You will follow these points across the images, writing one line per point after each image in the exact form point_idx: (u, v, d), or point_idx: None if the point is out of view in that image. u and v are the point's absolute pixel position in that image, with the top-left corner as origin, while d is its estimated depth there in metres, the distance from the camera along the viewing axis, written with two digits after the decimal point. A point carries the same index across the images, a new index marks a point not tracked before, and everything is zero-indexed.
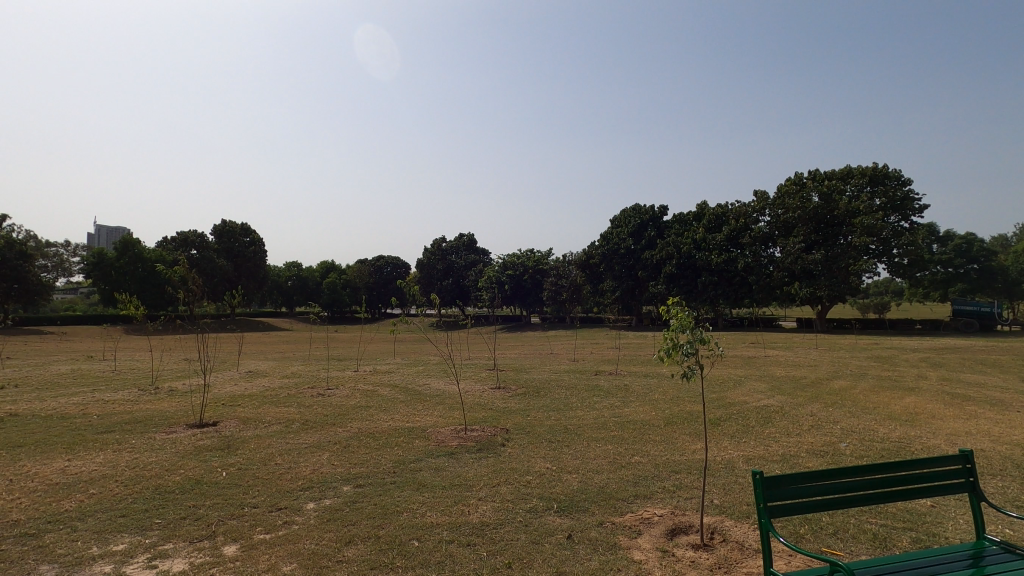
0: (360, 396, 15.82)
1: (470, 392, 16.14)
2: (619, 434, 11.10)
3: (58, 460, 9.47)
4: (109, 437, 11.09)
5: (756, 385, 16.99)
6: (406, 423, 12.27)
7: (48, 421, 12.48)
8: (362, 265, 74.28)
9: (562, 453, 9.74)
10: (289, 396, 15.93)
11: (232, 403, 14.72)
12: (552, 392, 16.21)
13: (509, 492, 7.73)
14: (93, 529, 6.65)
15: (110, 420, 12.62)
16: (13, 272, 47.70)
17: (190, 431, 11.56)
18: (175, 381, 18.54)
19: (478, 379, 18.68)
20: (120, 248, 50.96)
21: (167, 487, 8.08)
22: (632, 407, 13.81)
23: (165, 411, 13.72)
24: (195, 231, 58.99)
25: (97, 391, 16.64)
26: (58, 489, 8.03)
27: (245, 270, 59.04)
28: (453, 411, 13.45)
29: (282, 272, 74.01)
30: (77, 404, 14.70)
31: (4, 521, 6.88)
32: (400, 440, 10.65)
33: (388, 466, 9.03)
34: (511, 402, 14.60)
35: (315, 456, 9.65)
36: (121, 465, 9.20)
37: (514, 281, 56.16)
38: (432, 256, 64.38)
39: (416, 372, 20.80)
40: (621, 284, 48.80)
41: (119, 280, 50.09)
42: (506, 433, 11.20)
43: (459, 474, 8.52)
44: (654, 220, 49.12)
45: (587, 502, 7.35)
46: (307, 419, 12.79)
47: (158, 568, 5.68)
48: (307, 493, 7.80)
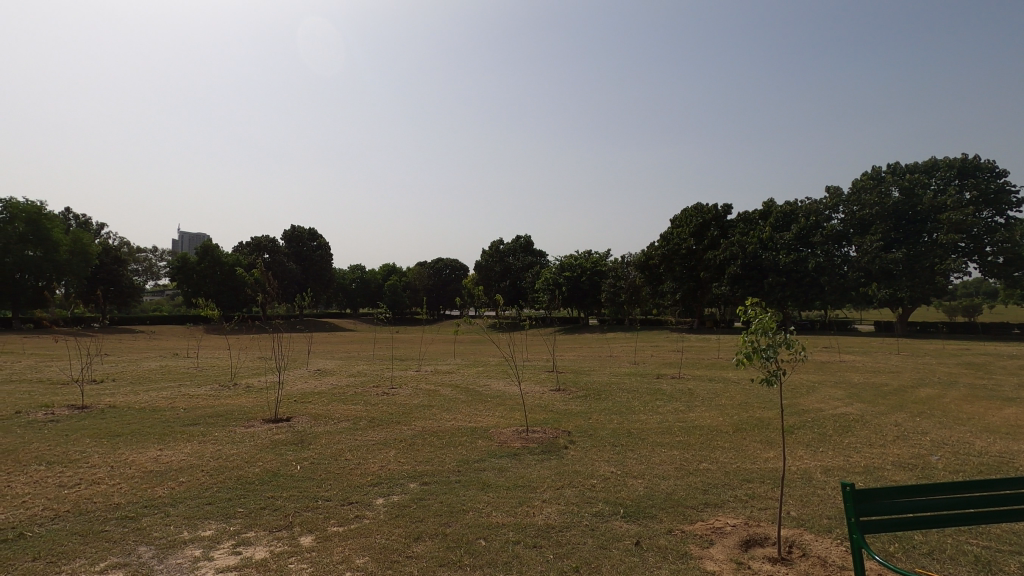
0: (423, 395, 16.15)
1: (530, 394, 16.13)
2: (684, 439, 10.78)
3: (152, 450, 10.23)
4: (194, 429, 11.88)
5: (832, 392, 16.05)
6: (469, 423, 12.42)
7: (141, 413, 13.53)
8: (422, 267, 75.73)
9: (626, 457, 9.57)
10: (356, 394, 16.46)
11: (305, 400, 15.38)
12: (614, 395, 15.95)
13: (574, 495, 7.66)
14: (184, 514, 7.12)
15: (194, 414, 13.54)
16: (108, 275, 52.10)
17: (266, 425, 12.19)
18: (252, 379, 19.60)
19: (537, 381, 18.65)
20: (201, 253, 54.36)
21: (248, 478, 8.54)
22: (698, 412, 13.38)
23: (243, 406, 14.55)
24: (268, 236, 62.53)
25: (183, 386, 17.86)
26: (152, 476, 8.67)
27: (313, 272, 61.69)
28: (514, 413, 13.49)
29: (347, 275, 76.70)
30: (165, 397, 15.84)
31: (107, 504, 7.49)
32: (463, 440, 10.79)
33: (452, 465, 9.16)
34: (572, 405, 14.46)
35: (382, 453, 9.93)
36: (206, 456, 9.80)
37: (571, 283, 55.50)
38: (489, 258, 65.22)
39: (477, 373, 21.01)
40: (682, 285, 47.31)
41: (200, 283, 53.59)
42: (569, 435, 11.13)
43: (523, 475, 8.53)
44: (716, 219, 47.41)
45: (655, 508, 7.18)
46: (373, 416, 13.17)
47: (242, 555, 5.99)
48: (376, 489, 8.02)
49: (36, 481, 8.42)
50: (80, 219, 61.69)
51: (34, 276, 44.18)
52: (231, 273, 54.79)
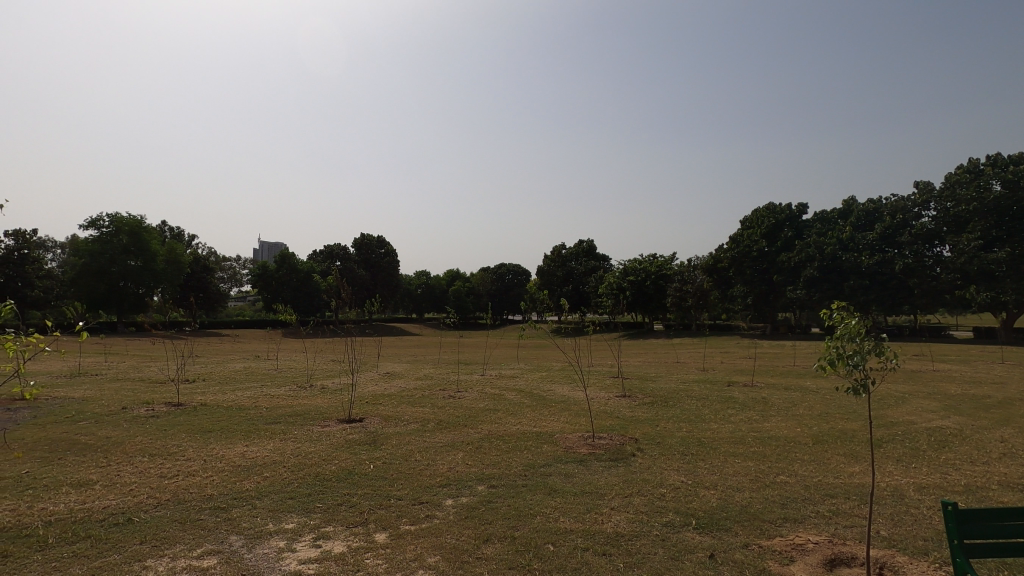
0: (488, 399, 16.34)
1: (595, 399, 16.01)
2: (759, 450, 10.31)
3: (239, 445, 10.95)
4: (276, 427, 12.62)
5: (925, 404, 14.83)
6: (534, 427, 12.47)
7: (229, 411, 14.55)
8: (486, 273, 76.72)
9: (697, 467, 9.27)
10: (424, 397, 16.92)
11: (375, 402, 15.97)
12: (682, 402, 15.49)
13: (643, 504, 7.50)
14: (268, 507, 7.58)
15: (275, 413, 14.37)
16: (198, 282, 56.37)
17: (340, 425, 12.76)
18: (326, 380, 20.58)
19: (602, 387, 18.39)
20: (279, 261, 57.57)
21: (325, 475, 8.98)
22: (774, 422, 12.76)
23: (319, 406, 15.31)
24: (339, 244, 65.48)
25: (264, 386, 19.03)
26: (240, 470, 9.30)
27: (381, 278, 63.87)
28: (580, 418, 13.42)
29: (413, 281, 78.89)
30: (250, 397, 16.94)
31: (202, 494, 8.11)
32: (529, 444, 10.84)
33: (519, 469, 9.23)
34: (638, 411, 14.21)
35: (450, 455, 10.16)
36: (286, 453, 10.37)
37: (635, 287, 53.88)
38: (552, 264, 65.16)
39: (541, 378, 21.05)
40: (753, 289, 45.40)
41: (278, 289, 56.76)
42: (636, 442, 10.93)
43: (590, 482, 8.45)
44: (791, 219, 45.18)
45: (729, 520, 6.91)
46: (441, 419, 13.47)
47: (321, 548, 6.30)
48: (445, 490, 8.21)
49: (142, 471, 9.24)
50: (174, 231, 67.10)
51: (135, 284, 48.33)
52: (306, 279, 57.62)
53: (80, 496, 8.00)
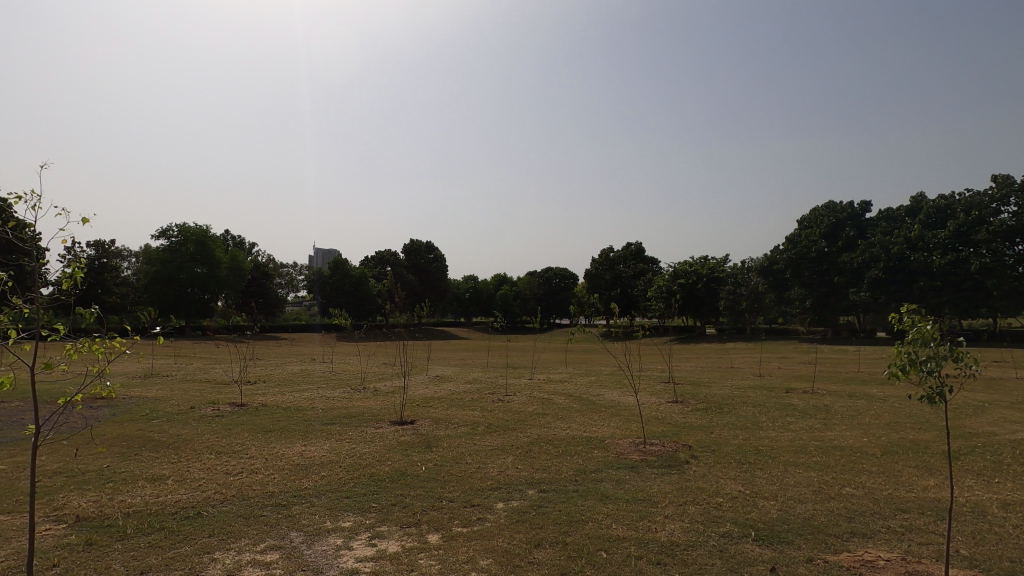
0: (537, 403, 16.32)
1: (646, 405, 15.69)
2: (822, 460, 9.84)
3: (298, 445, 11.38)
4: (332, 428, 13.05)
5: (1008, 414, 13.73)
6: (584, 432, 12.35)
7: (288, 411, 15.15)
8: (533, 277, 76.63)
9: (755, 476, 8.94)
10: (473, 400, 17.07)
11: (426, 404, 16.23)
12: (737, 409, 14.96)
13: (698, 513, 7.30)
14: (326, 505, 7.83)
15: (332, 414, 14.85)
16: (258, 288, 59.02)
17: (393, 427, 13.03)
18: (379, 383, 21.12)
19: (653, 392, 18.02)
20: (333, 267, 59.46)
21: (380, 475, 9.20)
22: (838, 431, 12.14)
23: (372, 408, 15.70)
24: (390, 250, 67.17)
25: (321, 388, 19.71)
26: (299, 469, 9.65)
27: (430, 283, 64.90)
28: (630, 423, 13.20)
29: (461, 285, 79.69)
30: (307, 398, 17.59)
31: (264, 491, 8.46)
32: (579, 449, 10.75)
33: (569, 474, 9.16)
34: (691, 418, 13.85)
35: (500, 459, 10.20)
36: (341, 453, 10.66)
37: (686, 290, 52.50)
38: (599, 267, 64.49)
39: (590, 382, 20.83)
40: (812, 292, 43.51)
41: (332, 294, 58.61)
42: (690, 449, 10.64)
43: (642, 489, 8.30)
44: (853, 218, 43.06)
45: (791, 533, 6.63)
46: (490, 422, 13.54)
47: (377, 547, 6.44)
48: (496, 494, 8.24)
49: (209, 468, 9.73)
50: (236, 240, 70.59)
51: (201, 290, 51.09)
52: (357, 284, 59.23)
53: (154, 490, 8.51)
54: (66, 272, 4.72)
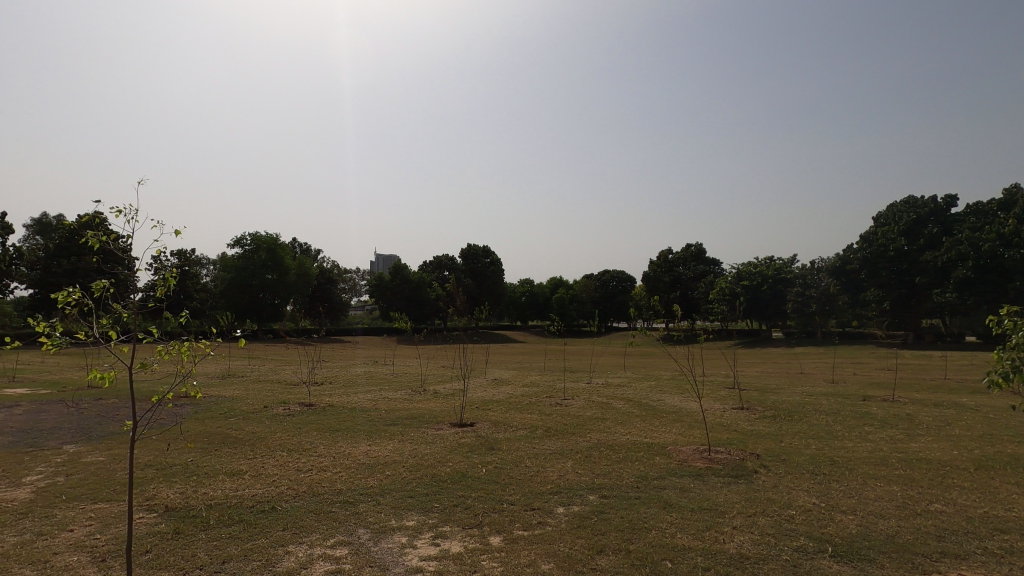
0: (595, 407, 16.14)
1: (710, 411, 15.18)
2: (906, 473, 9.18)
3: (364, 445, 11.76)
4: (395, 428, 13.42)
5: None
6: (645, 438, 12.10)
7: (353, 412, 15.67)
8: (589, 279, 75.77)
9: (829, 488, 8.46)
10: (531, 403, 17.08)
11: (484, 407, 16.38)
12: (809, 417, 14.20)
13: (768, 525, 6.98)
14: (391, 504, 8.04)
15: (395, 415, 15.26)
16: (324, 293, 61.57)
17: (452, 429, 13.21)
18: (439, 385, 21.50)
19: (717, 398, 17.38)
20: (393, 272, 61.07)
21: (441, 476, 9.37)
22: (923, 442, 11.30)
23: (432, 409, 16.02)
24: (448, 255, 68.46)
25: (384, 390, 20.28)
26: (365, 468, 9.97)
27: (486, 287, 65.45)
28: (694, 430, 12.80)
29: (517, 289, 79.82)
30: (370, 399, 18.16)
31: (333, 488, 8.80)
32: (640, 455, 10.52)
33: (631, 480, 8.99)
34: (759, 425, 13.26)
35: (560, 463, 10.15)
36: (404, 454, 10.94)
37: (751, 292, 50.44)
38: (658, 269, 63.05)
39: (649, 387, 20.38)
40: (891, 293, 40.76)
41: (392, 298, 60.26)
42: (758, 458, 10.21)
43: (708, 498, 8.02)
44: (936, 214, 39.99)
45: (872, 550, 6.23)
46: (548, 426, 13.49)
47: (440, 546, 6.56)
48: (556, 498, 8.20)
49: (281, 464, 10.24)
50: (304, 247, 74.01)
51: (272, 295, 53.83)
52: (416, 289, 60.60)
53: (232, 484, 9.03)
54: (160, 277, 5.13)
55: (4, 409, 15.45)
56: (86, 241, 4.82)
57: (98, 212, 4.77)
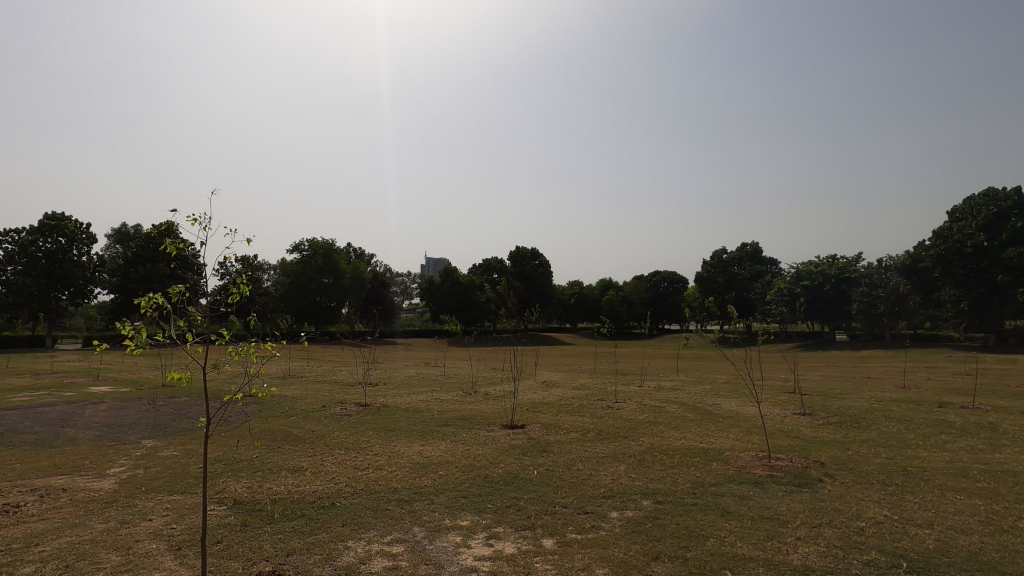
0: (648, 411, 15.83)
1: (770, 416, 14.61)
2: (990, 487, 8.53)
3: (417, 444, 12.01)
4: (448, 429, 13.63)
5: None
6: (700, 443, 11.80)
7: (407, 413, 16.02)
8: (639, 280, 74.50)
9: (903, 500, 7.97)
10: (582, 406, 16.96)
11: (535, 409, 16.39)
12: (878, 424, 13.43)
13: (836, 537, 6.65)
14: (445, 504, 8.16)
15: (447, 416, 15.52)
16: (378, 296, 63.47)
17: (504, 431, 13.28)
18: (489, 387, 21.68)
19: (777, 403, 16.73)
20: (444, 275, 62.06)
21: (494, 477, 9.43)
22: (1009, 453, 10.46)
23: (483, 411, 16.15)
24: (497, 258, 69.07)
25: (436, 391, 20.66)
26: (419, 467, 10.18)
27: (535, 289, 65.48)
28: (752, 436, 12.36)
29: (566, 290, 79.42)
30: (423, 400, 18.52)
31: (389, 486, 9.04)
32: (696, 460, 10.26)
33: (686, 486, 8.78)
34: (823, 432, 12.66)
35: (612, 467, 10.01)
36: (457, 454, 11.11)
37: (811, 293, 48.28)
38: (711, 270, 61.35)
39: (704, 391, 19.82)
40: (968, 292, 38.06)
41: (443, 301, 61.19)
42: (823, 466, 9.75)
43: (769, 507, 7.72)
44: (1020, 207, 37.09)
45: (953, 569, 5.81)
46: (600, 429, 13.36)
47: (493, 547, 6.60)
48: (610, 502, 8.10)
49: (340, 461, 10.61)
50: (358, 252, 76.42)
51: (328, 299, 55.87)
52: (466, 292, 61.35)
53: (295, 480, 9.42)
54: (229, 281, 5.44)
55: (90, 405, 16.69)
56: (165, 248, 5.20)
57: (173, 221, 5.11)
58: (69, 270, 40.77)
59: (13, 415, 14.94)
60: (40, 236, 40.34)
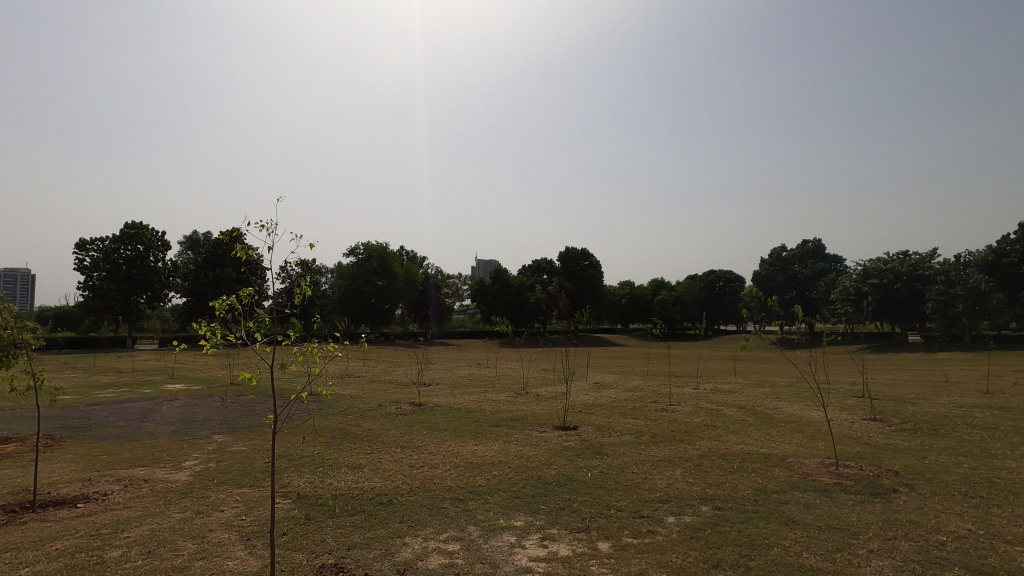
0: (705, 414, 15.41)
1: (836, 422, 13.90)
2: None
3: (470, 444, 12.15)
4: (500, 430, 13.71)
5: None
6: (760, 447, 11.38)
7: (460, 412, 16.24)
8: (693, 280, 72.65)
9: (989, 514, 7.39)
10: (636, 408, 16.71)
11: (588, 410, 16.26)
12: (959, 431, 12.51)
13: (913, 551, 6.25)
14: (499, 504, 8.23)
15: (499, 416, 15.61)
16: (429, 298, 64.55)
17: (556, 432, 13.24)
18: (541, 388, 21.67)
19: (844, 407, 15.90)
20: (494, 276, 62.51)
21: (547, 478, 9.42)
22: None
23: (536, 412, 16.15)
24: (547, 259, 69.01)
25: (488, 392, 20.85)
26: (473, 467, 10.28)
27: (585, 290, 64.98)
28: (817, 441, 11.81)
29: (617, 290, 78.37)
30: (475, 400, 18.74)
31: (444, 485, 9.19)
32: (757, 466, 9.90)
33: (747, 492, 8.48)
34: (896, 439, 11.93)
35: (668, 470, 9.79)
36: (510, 454, 11.19)
37: (880, 292, 45.57)
38: (770, 268, 59.00)
39: (764, 394, 19.10)
40: None
41: (493, 303, 61.60)
42: (897, 475, 9.19)
43: (838, 516, 7.35)
44: None
45: None
46: (655, 432, 13.10)
47: (548, 548, 6.59)
48: (666, 507, 7.93)
49: (396, 459, 10.87)
50: (410, 254, 78.14)
51: (382, 301, 57.42)
52: (516, 293, 61.53)
53: (354, 476, 9.73)
54: (293, 284, 5.68)
55: (167, 402, 17.85)
56: (235, 253, 5.48)
57: (240, 228, 5.35)
58: (146, 275, 43.67)
59: (99, 410, 16.14)
60: (121, 244, 43.41)
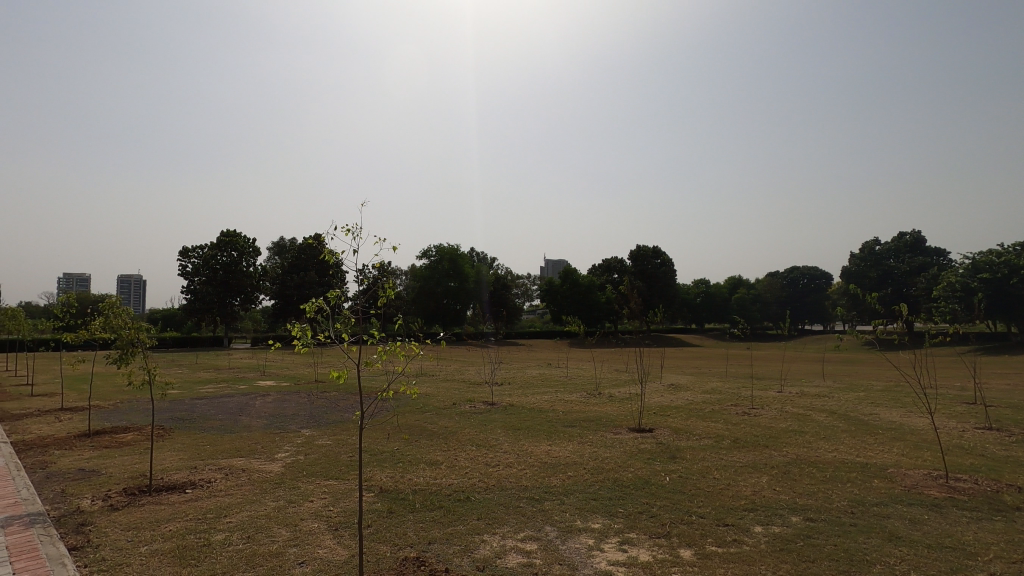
0: (791, 419, 14.55)
1: (945, 430, 12.66)
2: None
3: (544, 444, 12.13)
4: (574, 430, 13.60)
5: None
6: (856, 456, 10.59)
7: (532, 412, 16.27)
8: (774, 277, 69.24)
9: None
10: (715, 411, 16.05)
11: (664, 413, 15.82)
12: None
13: None
14: (576, 505, 8.16)
15: (572, 417, 15.47)
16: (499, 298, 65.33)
17: (631, 434, 12.95)
18: (614, 389, 21.33)
19: (953, 415, 14.45)
20: (563, 277, 62.29)
21: (623, 481, 9.23)
22: None
23: (610, 413, 15.88)
24: (617, 258, 67.94)
25: (560, 392, 20.78)
26: (548, 467, 10.25)
27: (658, 289, 63.39)
28: (922, 451, 10.82)
29: (691, 290, 75.91)
30: (547, 401, 18.72)
31: (519, 484, 9.24)
32: (853, 476, 9.23)
33: (842, 503, 7.92)
34: (1018, 451, 10.70)
35: (753, 477, 9.32)
36: (585, 456, 11.07)
37: (993, 287, 41.22)
38: (862, 263, 54.91)
39: (857, 398, 17.78)
40: None
41: (563, 303, 61.35)
42: (1022, 491, 8.25)
43: (950, 534, 6.70)
44: None
45: None
46: (736, 436, 12.53)
47: (628, 553, 6.45)
48: (753, 515, 7.54)
49: (472, 457, 11.03)
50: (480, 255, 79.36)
51: (454, 301, 58.75)
52: (586, 292, 61.00)
53: (433, 473, 9.98)
54: (375, 285, 5.92)
55: (260, 397, 19.15)
56: (323, 257, 5.79)
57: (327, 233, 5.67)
58: (240, 279, 47.07)
59: (202, 404, 17.59)
60: (218, 251, 47.05)
